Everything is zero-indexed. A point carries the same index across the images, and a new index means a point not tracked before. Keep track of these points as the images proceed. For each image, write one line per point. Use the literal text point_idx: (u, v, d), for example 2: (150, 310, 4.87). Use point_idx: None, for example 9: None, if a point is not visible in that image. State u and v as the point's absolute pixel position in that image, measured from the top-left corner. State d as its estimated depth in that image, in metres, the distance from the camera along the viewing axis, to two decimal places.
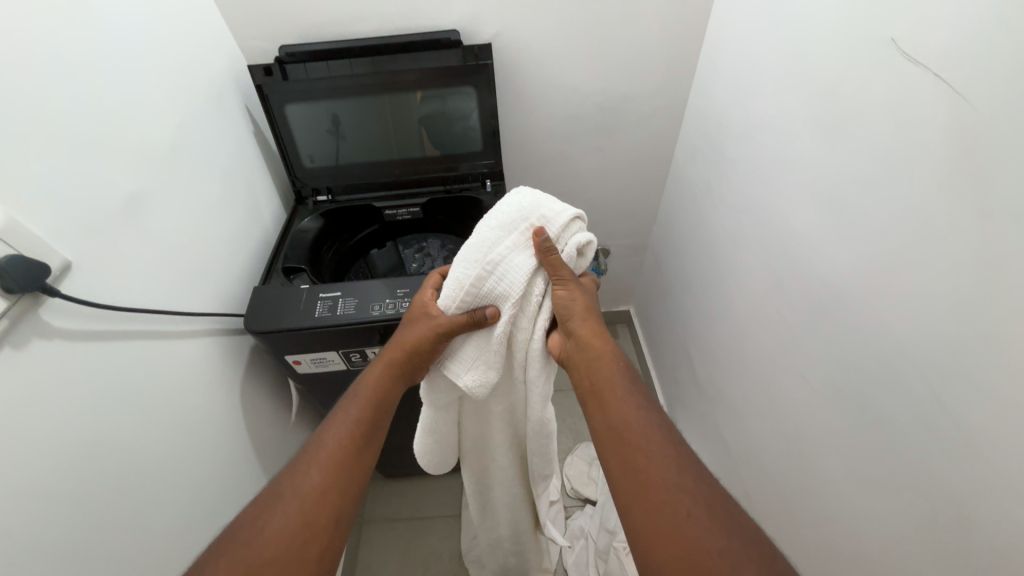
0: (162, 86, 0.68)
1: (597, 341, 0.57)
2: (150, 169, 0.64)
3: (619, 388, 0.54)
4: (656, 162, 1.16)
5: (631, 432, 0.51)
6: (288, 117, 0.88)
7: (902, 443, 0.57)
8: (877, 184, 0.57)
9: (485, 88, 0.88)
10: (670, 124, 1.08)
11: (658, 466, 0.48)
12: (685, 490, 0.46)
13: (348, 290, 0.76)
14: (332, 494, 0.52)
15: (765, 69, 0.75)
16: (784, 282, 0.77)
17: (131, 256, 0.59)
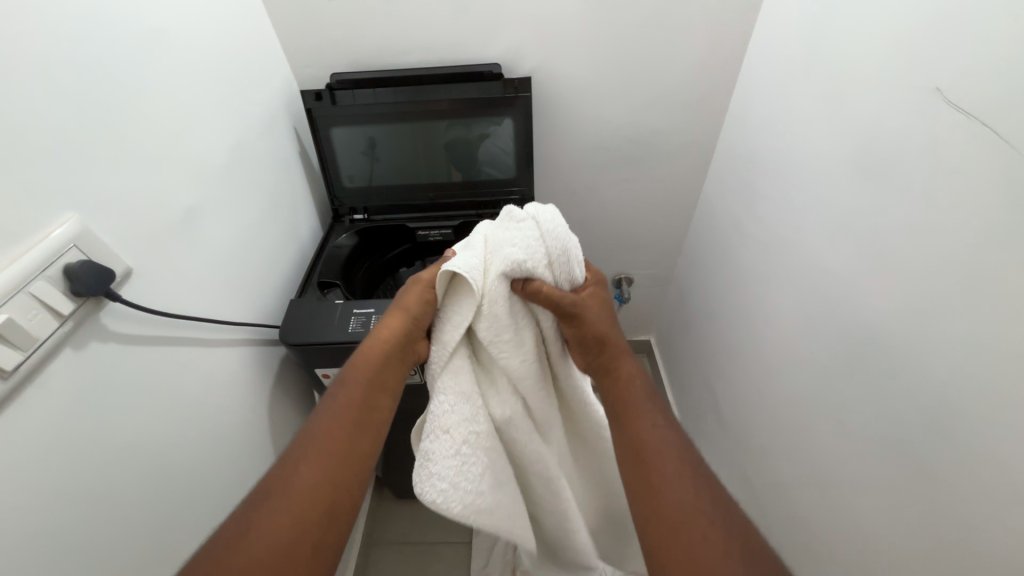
0: (223, 108, 0.72)
1: (621, 365, 0.64)
2: (205, 184, 0.67)
3: (643, 406, 0.59)
4: (684, 195, 1.17)
5: (654, 446, 0.55)
6: (333, 139, 0.92)
7: (946, 497, 0.54)
8: (918, 228, 0.56)
9: (522, 118, 0.92)
10: (701, 158, 1.09)
11: (678, 477, 0.51)
12: (702, 501, 0.49)
13: (381, 307, 0.78)
14: (324, 488, 0.51)
15: (801, 110, 0.77)
16: (817, 322, 0.76)
17: (184, 266, 0.62)
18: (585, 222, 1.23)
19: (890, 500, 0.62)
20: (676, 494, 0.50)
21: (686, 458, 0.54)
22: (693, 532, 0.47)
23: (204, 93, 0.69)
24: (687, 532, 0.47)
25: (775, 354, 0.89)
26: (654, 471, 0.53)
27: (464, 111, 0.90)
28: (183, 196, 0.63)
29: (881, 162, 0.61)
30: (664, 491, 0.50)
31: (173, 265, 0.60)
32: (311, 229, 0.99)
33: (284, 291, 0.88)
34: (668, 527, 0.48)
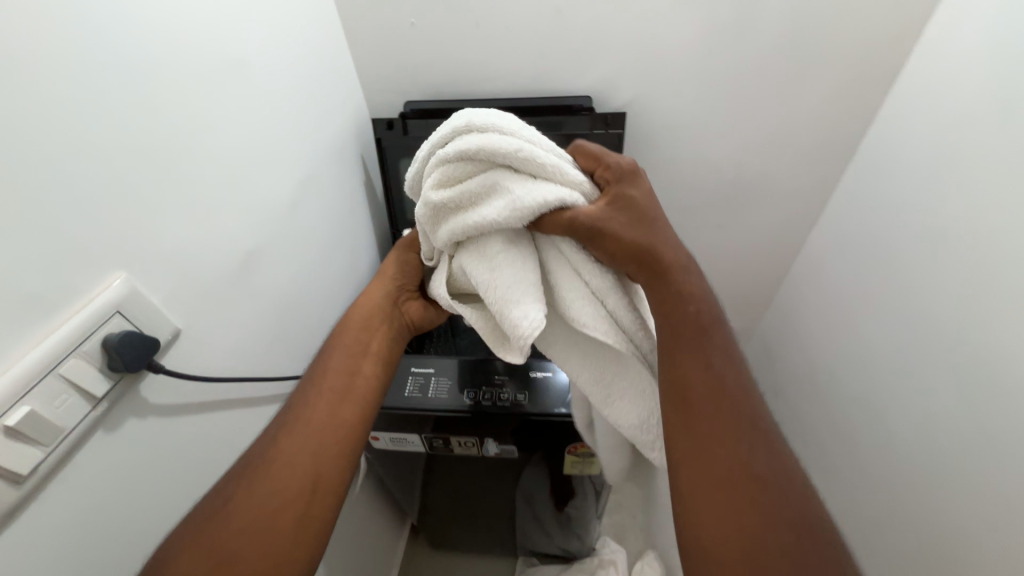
0: (292, 140, 0.66)
1: (663, 251, 0.50)
2: (267, 224, 0.61)
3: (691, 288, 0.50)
4: (785, 244, 1.02)
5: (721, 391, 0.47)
6: (401, 171, 0.86)
7: None
8: None
9: (610, 156, 0.81)
10: (811, 206, 0.94)
11: (742, 430, 0.45)
12: (764, 467, 0.44)
13: (441, 368, 0.71)
14: (301, 458, 0.50)
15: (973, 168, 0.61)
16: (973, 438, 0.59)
17: (236, 318, 0.55)
18: None
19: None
20: (734, 447, 0.44)
21: (753, 411, 0.47)
22: (750, 490, 0.43)
23: (275, 125, 0.63)
24: (746, 490, 0.43)
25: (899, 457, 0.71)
26: (701, 418, 0.46)
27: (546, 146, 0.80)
28: (243, 241, 0.56)
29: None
30: (724, 437, 0.45)
31: (226, 320, 0.53)
32: (370, 262, 0.93)
33: None
34: (721, 473, 0.44)
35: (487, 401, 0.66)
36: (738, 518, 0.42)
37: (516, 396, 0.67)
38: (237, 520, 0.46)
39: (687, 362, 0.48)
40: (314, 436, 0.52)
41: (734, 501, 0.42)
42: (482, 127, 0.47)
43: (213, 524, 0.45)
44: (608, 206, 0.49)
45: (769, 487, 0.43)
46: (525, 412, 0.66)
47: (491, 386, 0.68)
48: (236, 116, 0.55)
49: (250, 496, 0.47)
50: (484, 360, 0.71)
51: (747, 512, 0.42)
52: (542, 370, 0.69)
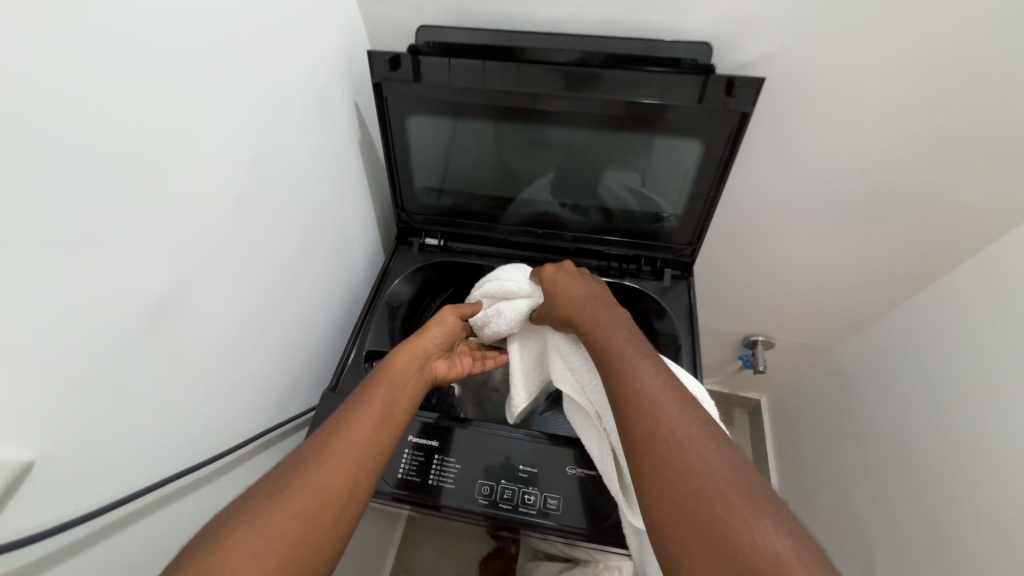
0: (241, 104, 0.42)
1: (585, 310, 0.52)
2: (190, 253, 0.40)
3: (610, 323, 0.49)
4: (915, 266, 0.76)
5: (627, 370, 0.43)
6: (410, 133, 0.61)
7: None
8: None
9: (721, 145, 0.53)
10: (978, 228, 0.67)
11: (649, 402, 0.40)
12: (687, 435, 0.38)
13: (449, 446, 0.54)
14: (365, 441, 0.45)
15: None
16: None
17: (139, 403, 0.37)
18: (737, 270, 0.88)
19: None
20: (650, 424, 0.39)
21: (665, 385, 0.42)
22: (673, 462, 0.37)
23: (206, 84, 0.38)
24: (664, 456, 0.37)
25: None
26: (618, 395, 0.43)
27: (625, 119, 0.53)
28: (143, 290, 0.36)
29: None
30: (635, 410, 0.41)
31: (116, 418, 0.35)
32: (367, 247, 0.72)
33: (322, 347, 0.64)
34: (646, 453, 0.38)
35: (507, 504, 0.51)
36: (672, 492, 0.36)
37: (545, 500, 0.51)
38: (292, 500, 0.39)
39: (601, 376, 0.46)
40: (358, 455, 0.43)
41: (657, 462, 0.37)
42: (499, 277, 0.62)
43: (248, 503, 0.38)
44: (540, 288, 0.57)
45: (697, 456, 0.37)
46: (555, 525, 0.50)
47: (512, 480, 0.52)
48: (121, 80, 0.31)
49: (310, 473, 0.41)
50: (506, 439, 0.54)
51: (677, 485, 0.36)
52: (582, 466, 0.52)
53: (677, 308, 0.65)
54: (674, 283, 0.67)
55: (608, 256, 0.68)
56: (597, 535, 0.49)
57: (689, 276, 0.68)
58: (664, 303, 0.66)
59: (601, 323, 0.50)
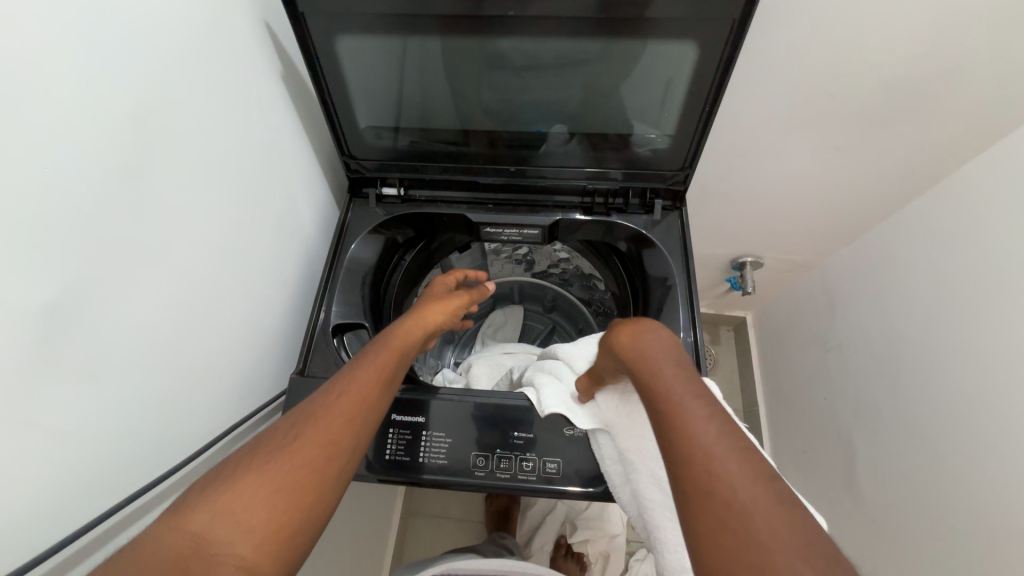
0: (90, 35, 0.31)
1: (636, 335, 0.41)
2: (71, 249, 0.31)
3: (658, 351, 0.39)
4: (916, 170, 0.71)
5: (680, 416, 0.34)
6: (342, 59, 0.49)
7: None
8: None
9: (719, 45, 0.44)
10: (989, 123, 0.61)
11: (719, 469, 0.31)
12: (761, 508, 0.30)
13: (437, 421, 0.51)
14: (373, 398, 0.42)
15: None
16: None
17: (53, 434, 0.31)
18: (727, 191, 0.82)
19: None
20: (720, 494, 0.30)
21: (729, 436, 0.33)
22: (747, 545, 0.28)
23: (20, 12, 0.27)
24: (728, 529, 0.29)
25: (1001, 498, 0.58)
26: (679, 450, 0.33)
27: (603, 20, 0.43)
28: (18, 306, 0.28)
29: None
30: (695, 469, 0.32)
31: (24, 458, 0.29)
32: (316, 205, 0.63)
33: (281, 325, 0.58)
34: (706, 530, 0.30)
35: (505, 473, 0.49)
36: None
37: (544, 464, 0.49)
38: (305, 447, 0.36)
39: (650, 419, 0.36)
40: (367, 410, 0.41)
41: (730, 547, 0.29)
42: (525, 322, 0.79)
43: (257, 450, 0.35)
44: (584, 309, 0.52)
45: (774, 534, 0.28)
46: (556, 488, 0.49)
47: (507, 449, 0.50)
48: None
49: (324, 420, 0.38)
50: (498, 407, 0.51)
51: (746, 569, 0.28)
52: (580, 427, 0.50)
53: (670, 241, 0.60)
54: (665, 214, 0.61)
55: (592, 191, 0.60)
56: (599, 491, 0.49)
57: (680, 205, 0.61)
58: (655, 238, 0.60)
59: (641, 348, 0.40)
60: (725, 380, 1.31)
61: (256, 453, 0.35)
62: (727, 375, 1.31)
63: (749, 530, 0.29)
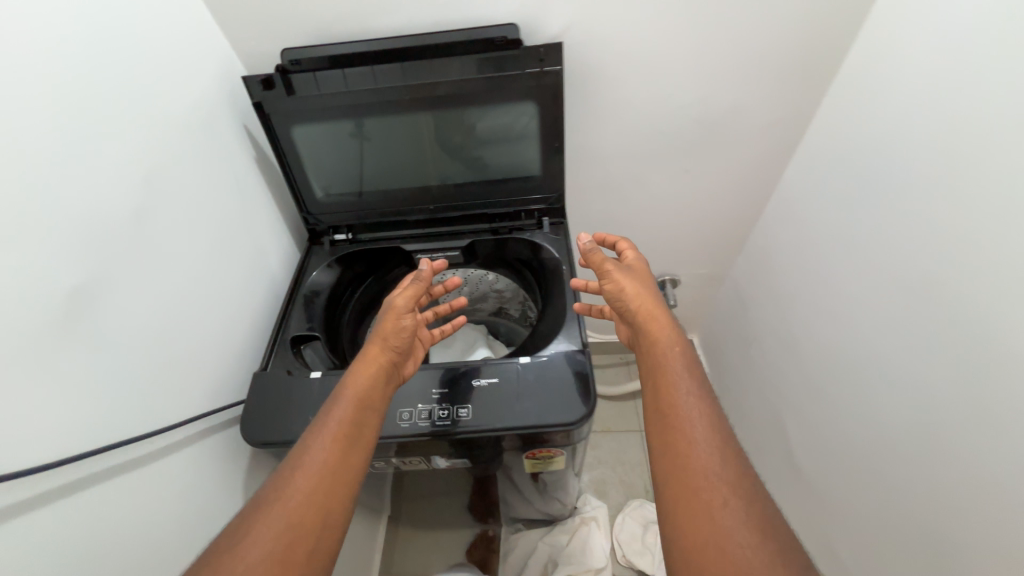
0: (120, 120, 0.49)
1: (660, 323, 0.58)
2: (69, 237, 0.43)
3: (674, 347, 0.56)
4: (758, 179, 0.90)
5: (680, 417, 0.50)
6: (296, 140, 0.69)
7: None
8: None
9: (551, 101, 0.65)
10: (786, 138, 0.81)
11: (703, 462, 0.47)
12: (711, 469, 0.46)
13: None
14: (336, 463, 0.46)
15: (999, 76, 0.48)
16: (982, 410, 0.52)
17: (57, 383, 0.41)
18: (623, 217, 0.99)
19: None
20: (694, 475, 0.46)
21: (717, 438, 0.48)
22: (694, 479, 0.46)
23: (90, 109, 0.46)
24: (701, 494, 0.45)
25: (891, 425, 0.65)
26: (689, 431, 0.49)
27: (471, 97, 0.65)
28: (57, 285, 0.42)
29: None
30: (678, 442, 0.49)
31: (33, 397, 0.39)
32: (279, 252, 0.78)
33: (250, 344, 0.69)
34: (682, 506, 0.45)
35: (424, 422, 0.57)
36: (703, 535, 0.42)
37: (457, 411, 0.58)
38: (272, 527, 0.40)
39: (660, 412, 0.52)
40: (323, 475, 0.44)
41: (700, 505, 0.44)
42: None
43: (228, 543, 0.39)
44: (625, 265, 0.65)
45: (716, 486, 0.45)
46: (475, 429, 0.57)
47: (427, 402, 0.59)
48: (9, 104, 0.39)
49: (285, 502, 0.42)
50: (419, 371, 0.61)
51: (693, 505, 0.44)
52: (484, 377, 0.60)
53: (558, 244, 0.75)
54: (555, 229, 0.77)
55: (494, 216, 0.78)
56: (505, 429, 0.56)
57: (564, 219, 0.78)
58: (546, 245, 0.75)
59: (668, 334, 0.57)
60: None
61: (226, 547, 0.39)
62: None
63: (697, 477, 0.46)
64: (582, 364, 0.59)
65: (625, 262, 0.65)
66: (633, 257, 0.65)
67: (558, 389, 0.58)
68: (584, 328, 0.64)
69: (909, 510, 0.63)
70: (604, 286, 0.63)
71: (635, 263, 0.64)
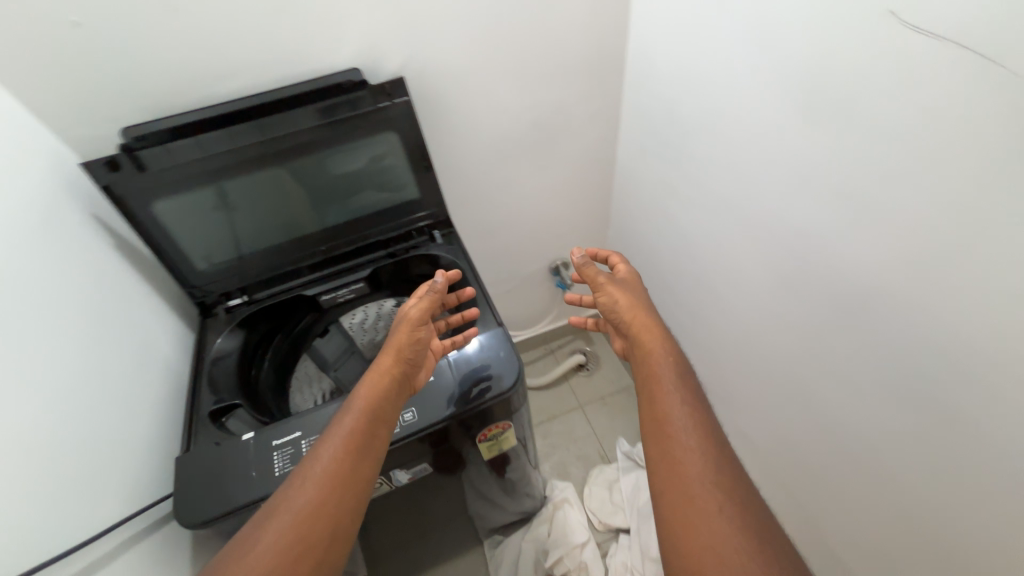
0: None
1: (652, 329, 0.62)
2: None
3: (660, 356, 0.59)
4: (602, 159, 1.07)
5: (671, 431, 0.51)
6: (159, 215, 0.67)
7: (987, 434, 0.50)
8: (894, 175, 0.51)
9: (409, 127, 0.73)
10: (610, 121, 1.00)
11: (693, 472, 0.48)
12: (712, 480, 0.47)
13: (310, 427, 0.59)
14: (343, 468, 0.50)
15: (720, 46, 0.68)
16: (791, 275, 0.70)
17: None
18: (505, 218, 1.10)
19: (952, 471, 0.56)
20: (688, 491, 0.47)
21: (715, 451, 0.49)
22: (689, 487, 0.47)
23: None
24: (690, 506, 0.46)
25: (751, 314, 0.83)
26: (681, 443, 0.50)
27: (332, 138, 0.69)
28: None
29: (842, 104, 0.54)
30: (670, 454, 0.50)
31: None
32: (168, 334, 0.73)
33: (159, 434, 0.64)
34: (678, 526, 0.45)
35: None
36: (699, 551, 0.43)
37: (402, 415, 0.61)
38: (278, 530, 0.45)
39: (651, 429, 0.53)
40: (330, 481, 0.49)
41: (699, 517, 0.45)
42: None
43: (242, 542, 0.44)
44: (619, 278, 0.69)
45: (711, 498, 0.46)
46: (421, 426, 0.61)
47: None
48: None
49: (291, 505, 0.47)
50: None
51: (684, 520, 0.45)
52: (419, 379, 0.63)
53: (452, 250, 0.82)
54: (445, 238, 0.84)
55: (387, 242, 0.83)
56: (451, 417, 0.62)
57: (452, 228, 0.86)
58: (442, 254, 0.82)
59: (659, 335, 0.61)
60: (611, 365, 1.50)
61: (241, 546, 0.44)
62: (612, 362, 1.51)
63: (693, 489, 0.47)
64: (502, 338, 0.67)
65: (620, 273, 0.70)
66: (624, 271, 0.70)
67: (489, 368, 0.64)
68: (494, 310, 0.71)
69: (784, 373, 0.80)
70: (600, 300, 0.67)
71: (627, 274, 0.69)
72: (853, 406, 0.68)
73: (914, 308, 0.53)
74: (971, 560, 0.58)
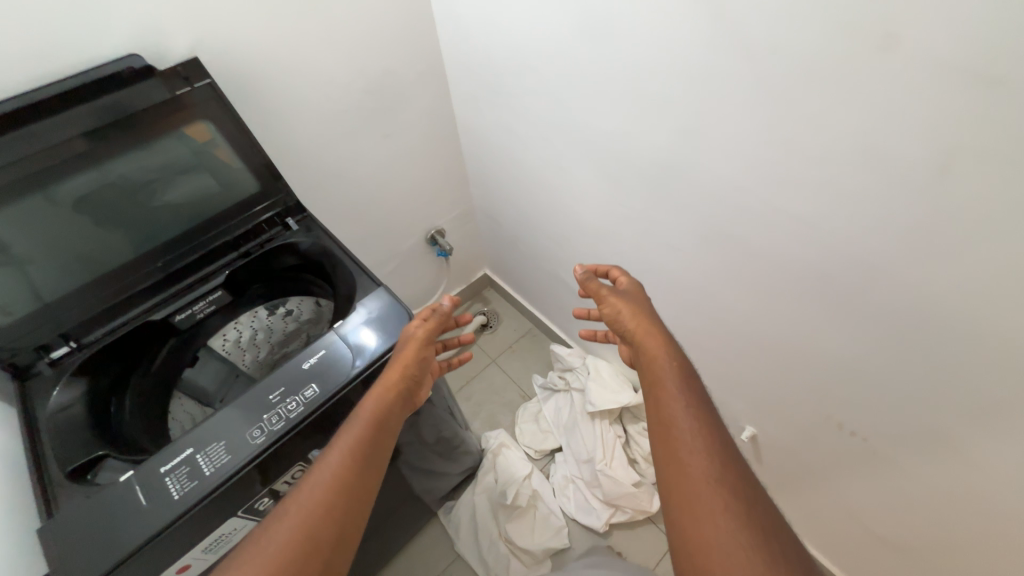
0: None
1: (653, 338, 0.63)
2: None
3: (665, 368, 0.60)
4: (442, 120, 1.11)
5: (681, 449, 0.53)
6: None
7: (765, 252, 0.67)
8: (656, 70, 0.63)
9: (222, 113, 0.67)
10: (436, 81, 1.03)
11: (705, 488, 0.50)
12: (717, 496, 0.49)
13: (202, 439, 0.55)
14: (349, 478, 0.53)
15: None
16: (614, 179, 0.84)
17: None
18: (362, 197, 1.08)
19: (755, 295, 0.73)
20: (703, 512, 0.49)
21: (727, 468, 0.51)
22: (697, 502, 0.50)
23: None
24: (699, 526, 0.48)
25: (597, 224, 0.96)
26: (696, 464, 0.52)
27: (122, 138, 0.61)
28: None
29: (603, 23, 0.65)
30: (682, 473, 0.52)
31: None
32: None
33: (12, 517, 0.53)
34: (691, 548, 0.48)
35: (278, 424, 0.56)
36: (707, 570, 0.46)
37: (303, 394, 0.58)
38: (288, 536, 0.48)
39: (665, 441, 0.55)
40: (336, 490, 0.51)
41: (712, 531, 0.48)
42: None
43: (251, 545, 0.47)
44: (621, 287, 0.69)
45: (720, 515, 0.48)
46: (328, 398, 0.59)
47: (270, 408, 0.57)
48: None
49: (297, 513, 0.49)
50: (247, 392, 0.58)
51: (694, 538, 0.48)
52: (312, 356, 0.61)
53: (311, 232, 0.79)
54: (302, 223, 0.80)
55: (236, 241, 0.77)
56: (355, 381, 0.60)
57: (306, 211, 0.82)
58: (302, 239, 0.78)
59: (660, 342, 0.62)
60: (510, 315, 1.59)
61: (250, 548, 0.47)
62: (509, 313, 1.60)
63: (703, 505, 0.49)
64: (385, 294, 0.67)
65: (623, 283, 0.70)
66: (630, 285, 0.69)
67: (381, 325, 0.64)
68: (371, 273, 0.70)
69: (633, 265, 0.95)
70: (602, 310, 0.67)
71: (629, 284, 0.69)
72: (681, 270, 0.85)
73: (697, 174, 0.68)
74: (780, 356, 0.77)
